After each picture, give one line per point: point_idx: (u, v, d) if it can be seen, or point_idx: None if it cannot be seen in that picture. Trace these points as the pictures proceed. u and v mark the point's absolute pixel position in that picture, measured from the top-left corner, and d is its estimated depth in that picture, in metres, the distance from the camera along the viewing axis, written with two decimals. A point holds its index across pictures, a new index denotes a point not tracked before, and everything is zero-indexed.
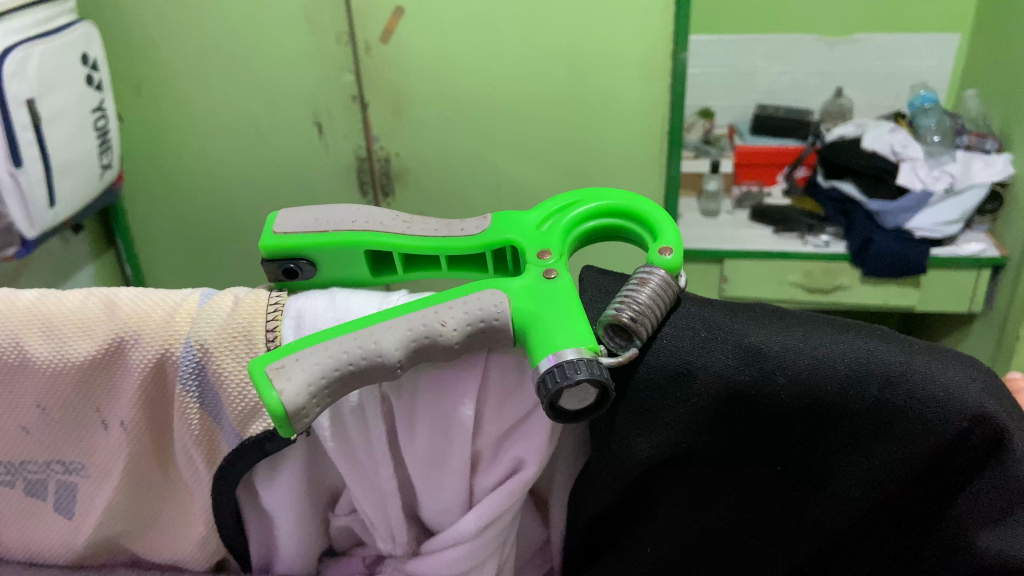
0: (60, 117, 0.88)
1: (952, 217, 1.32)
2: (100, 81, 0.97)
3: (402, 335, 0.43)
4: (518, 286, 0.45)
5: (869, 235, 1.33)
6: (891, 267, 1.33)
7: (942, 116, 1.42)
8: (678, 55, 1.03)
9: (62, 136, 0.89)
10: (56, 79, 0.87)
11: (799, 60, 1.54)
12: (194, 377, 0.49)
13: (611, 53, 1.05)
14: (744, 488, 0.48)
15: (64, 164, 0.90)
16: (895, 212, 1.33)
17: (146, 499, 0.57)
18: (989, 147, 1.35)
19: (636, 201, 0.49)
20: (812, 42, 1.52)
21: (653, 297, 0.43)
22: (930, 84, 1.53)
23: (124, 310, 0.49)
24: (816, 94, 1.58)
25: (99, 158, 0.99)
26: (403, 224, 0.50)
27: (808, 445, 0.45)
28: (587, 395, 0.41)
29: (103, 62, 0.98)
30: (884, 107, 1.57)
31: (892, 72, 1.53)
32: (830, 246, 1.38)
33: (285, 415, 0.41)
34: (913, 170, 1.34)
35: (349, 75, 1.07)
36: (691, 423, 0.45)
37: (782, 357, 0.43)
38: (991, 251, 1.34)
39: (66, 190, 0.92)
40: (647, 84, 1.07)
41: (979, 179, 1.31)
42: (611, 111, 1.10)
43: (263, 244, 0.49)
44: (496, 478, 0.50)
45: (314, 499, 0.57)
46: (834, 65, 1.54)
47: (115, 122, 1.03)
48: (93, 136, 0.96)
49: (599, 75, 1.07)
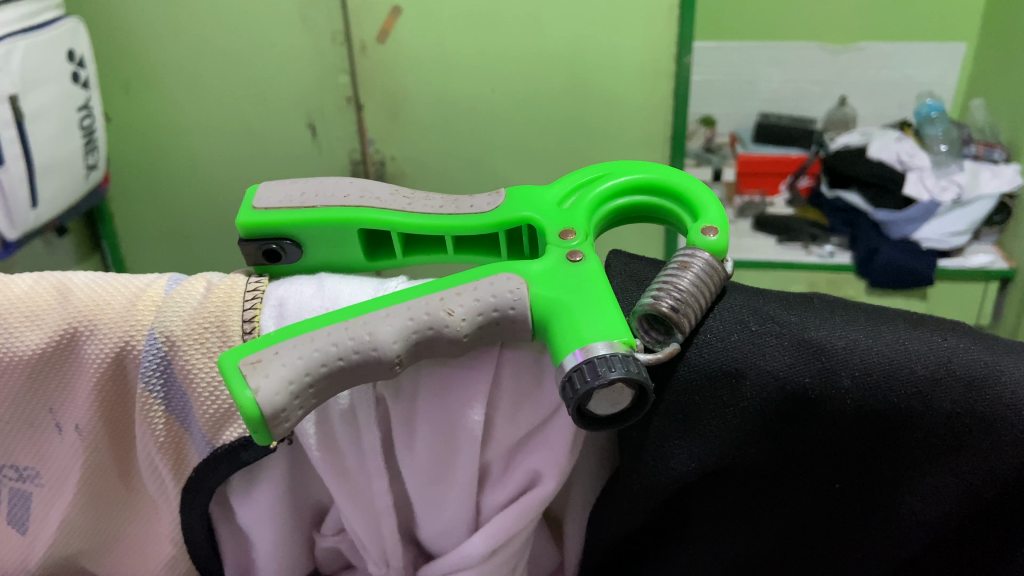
0: (45, 114, 0.81)
1: (960, 228, 1.27)
2: (87, 78, 0.89)
3: (403, 325, 0.37)
4: (537, 270, 0.39)
5: (873, 246, 1.27)
6: (897, 280, 1.26)
7: (949, 125, 1.37)
8: (682, 59, 0.97)
9: (46, 134, 0.81)
10: (42, 75, 0.79)
11: (804, 68, 1.48)
12: (159, 375, 0.43)
13: (617, 57, 0.99)
14: (797, 508, 0.41)
15: (48, 162, 0.83)
16: (901, 222, 1.28)
17: (108, 515, 0.50)
18: (998, 156, 1.31)
19: (671, 174, 0.43)
20: (818, 50, 1.46)
21: (697, 283, 0.37)
22: (936, 93, 1.47)
23: (79, 297, 0.43)
24: (820, 102, 1.52)
25: (85, 157, 0.91)
26: (403, 200, 0.44)
27: (873, 460, 0.39)
28: (621, 398, 0.34)
29: (90, 57, 0.90)
30: (888, 116, 1.51)
31: (896, 81, 1.47)
32: (835, 257, 1.31)
33: (261, 418, 0.34)
34: (920, 179, 1.28)
35: (344, 76, 1.00)
36: (739, 432, 0.38)
37: (846, 355, 0.37)
38: (999, 263, 1.28)
39: (49, 190, 0.85)
40: (651, 89, 1.01)
41: (987, 190, 1.26)
42: (617, 114, 1.04)
43: (240, 221, 0.43)
44: (507, 495, 0.44)
45: (297, 518, 0.50)
46: (839, 74, 1.48)
47: (102, 120, 0.95)
48: (78, 136, 0.88)
49: (606, 77, 1.00)
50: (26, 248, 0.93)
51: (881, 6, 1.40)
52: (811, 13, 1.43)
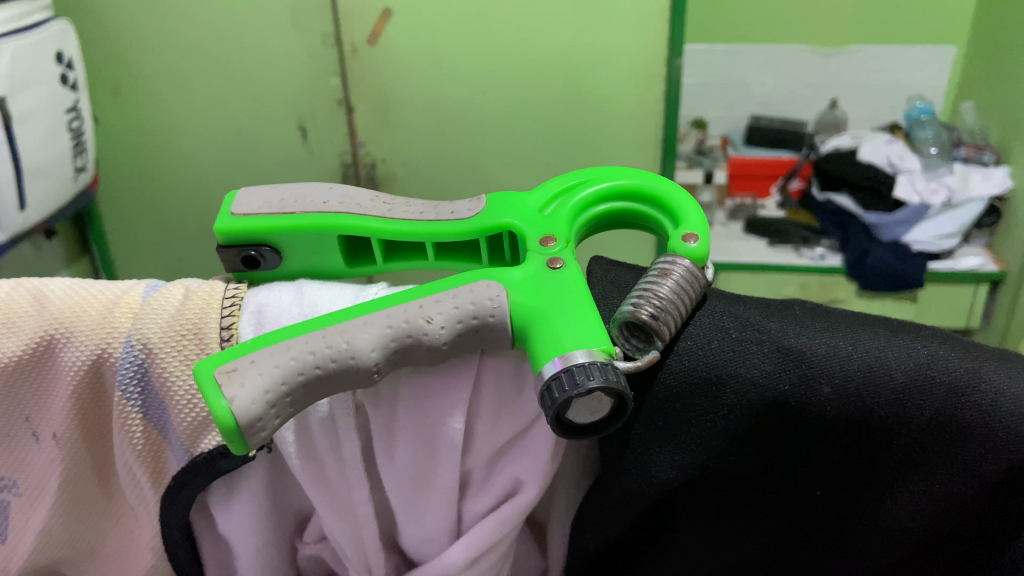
0: (34, 116, 0.80)
1: (949, 230, 1.27)
2: (76, 80, 0.88)
3: (381, 334, 0.36)
4: (518, 277, 0.38)
5: (865, 249, 1.27)
6: (887, 282, 1.27)
7: (939, 128, 1.38)
8: (673, 63, 0.97)
9: (34, 136, 0.80)
10: (30, 77, 0.79)
11: (795, 71, 1.48)
12: (136, 383, 0.42)
13: (607, 60, 0.98)
14: (779, 515, 0.41)
15: (36, 164, 0.82)
16: (891, 225, 1.28)
17: (86, 524, 0.49)
18: (988, 159, 1.31)
19: (653, 180, 0.43)
20: (808, 53, 1.46)
21: (676, 291, 0.37)
22: (927, 96, 1.48)
23: (56, 304, 0.42)
24: (810, 105, 1.52)
25: (73, 159, 0.91)
26: (383, 206, 0.44)
27: (853, 468, 0.38)
28: (600, 406, 0.34)
29: (78, 59, 0.89)
30: (879, 119, 1.51)
31: (887, 84, 1.47)
32: (825, 259, 1.31)
33: (237, 428, 0.34)
34: (910, 182, 1.28)
35: (335, 78, 1.00)
36: (720, 439, 0.38)
37: (827, 362, 0.36)
38: (989, 265, 1.29)
39: (37, 192, 0.84)
40: (642, 93, 1.01)
41: (977, 193, 1.26)
42: (609, 116, 1.04)
43: (217, 227, 0.42)
44: (488, 504, 0.43)
45: (279, 527, 0.50)
46: (830, 77, 1.48)
47: (90, 122, 0.94)
48: (67, 138, 0.88)
49: (596, 79, 1.00)
50: (14, 251, 0.92)
51: (871, 9, 1.40)
52: (801, 17, 1.43)
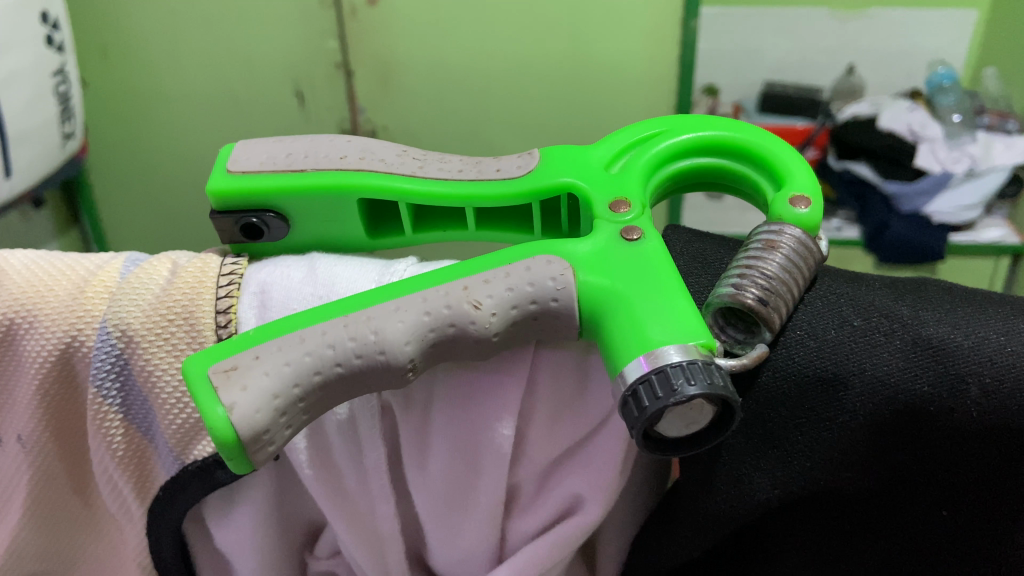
0: (14, 80, 0.69)
1: (973, 201, 1.10)
2: (62, 41, 0.77)
3: (416, 323, 0.29)
4: (586, 251, 0.31)
5: (884, 221, 1.09)
6: (905, 256, 1.10)
7: (962, 93, 1.16)
8: (689, 24, 0.87)
9: (17, 99, 0.70)
10: (10, 36, 0.67)
11: (812, 34, 1.14)
12: (115, 379, 0.35)
13: (620, 23, 0.87)
14: (899, 544, 0.33)
15: (21, 127, 0.71)
16: (911, 195, 1.10)
17: (63, 536, 0.42)
18: (1012, 127, 1.15)
19: (743, 132, 0.35)
20: (825, 17, 1.12)
21: (787, 267, 0.29)
22: (949, 60, 1.18)
23: (15, 281, 0.34)
24: (825, 72, 1.19)
25: (59, 125, 0.79)
26: (413, 163, 0.36)
27: (999, 491, 0.31)
28: (697, 416, 0.27)
29: (64, 16, 0.77)
30: (896, 87, 1.21)
31: (904, 49, 1.16)
32: (842, 232, 1.14)
33: (237, 442, 0.26)
34: (932, 151, 1.10)
35: (333, 41, 0.89)
36: (837, 451, 0.31)
37: (973, 357, 0.29)
38: (1011, 237, 1.12)
39: (23, 161, 0.73)
40: (654, 58, 0.90)
41: (1000, 162, 1.10)
42: (625, 83, 0.92)
43: (210, 188, 0.35)
44: (538, 525, 0.37)
45: (286, 543, 0.43)
46: (846, 41, 1.15)
47: (78, 84, 0.82)
48: (52, 104, 0.76)
49: (604, 41, 0.88)
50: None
51: None
52: None
